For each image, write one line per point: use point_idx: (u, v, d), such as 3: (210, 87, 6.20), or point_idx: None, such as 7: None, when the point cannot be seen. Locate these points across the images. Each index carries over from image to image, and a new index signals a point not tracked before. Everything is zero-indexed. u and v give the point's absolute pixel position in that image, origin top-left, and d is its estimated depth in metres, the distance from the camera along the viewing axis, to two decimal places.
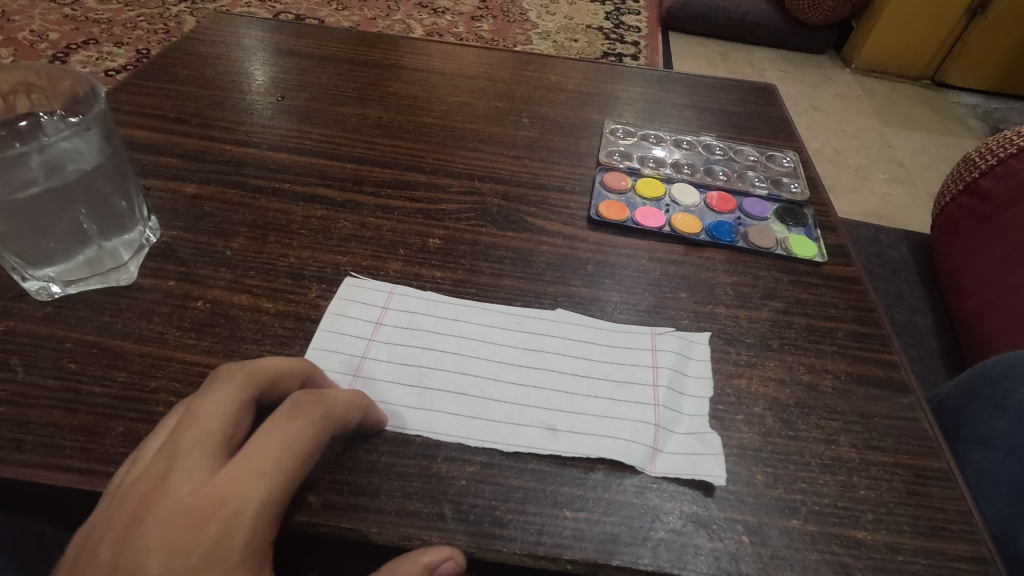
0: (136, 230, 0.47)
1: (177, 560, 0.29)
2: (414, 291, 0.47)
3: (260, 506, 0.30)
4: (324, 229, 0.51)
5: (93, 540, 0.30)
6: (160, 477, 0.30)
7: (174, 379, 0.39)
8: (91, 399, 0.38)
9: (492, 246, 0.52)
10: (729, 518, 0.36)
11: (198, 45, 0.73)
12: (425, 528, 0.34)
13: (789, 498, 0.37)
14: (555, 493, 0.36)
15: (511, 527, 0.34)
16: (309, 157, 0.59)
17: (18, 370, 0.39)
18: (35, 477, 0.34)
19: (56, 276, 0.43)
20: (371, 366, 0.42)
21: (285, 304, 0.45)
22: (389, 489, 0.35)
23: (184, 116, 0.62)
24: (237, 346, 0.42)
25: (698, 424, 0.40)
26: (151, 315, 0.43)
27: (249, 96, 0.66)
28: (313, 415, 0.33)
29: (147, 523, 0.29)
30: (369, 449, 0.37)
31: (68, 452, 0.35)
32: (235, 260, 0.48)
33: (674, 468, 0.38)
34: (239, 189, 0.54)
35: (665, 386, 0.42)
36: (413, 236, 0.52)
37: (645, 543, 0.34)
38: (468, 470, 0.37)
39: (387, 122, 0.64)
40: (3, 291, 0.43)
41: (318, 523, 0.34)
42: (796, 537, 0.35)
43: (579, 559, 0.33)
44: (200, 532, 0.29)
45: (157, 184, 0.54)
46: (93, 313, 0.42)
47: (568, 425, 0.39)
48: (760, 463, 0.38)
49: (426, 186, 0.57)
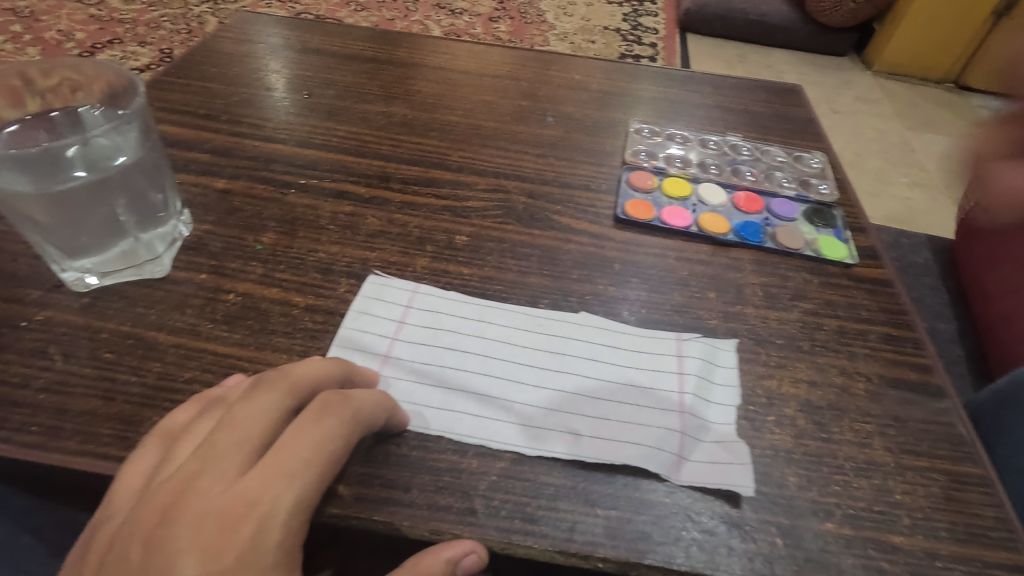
0: (169, 224, 0.48)
1: (211, 560, 0.29)
2: (437, 291, 0.47)
3: (294, 506, 0.31)
4: (351, 225, 0.52)
5: (124, 539, 0.30)
6: (194, 477, 0.31)
7: (207, 371, 0.40)
8: (127, 388, 0.38)
9: (519, 243, 0.52)
10: (762, 519, 0.35)
11: (226, 43, 0.74)
12: (456, 522, 0.34)
13: (823, 501, 0.36)
14: (586, 491, 0.36)
15: (543, 524, 0.34)
16: (336, 154, 0.59)
17: (56, 359, 0.39)
18: (73, 464, 0.34)
19: (92, 267, 0.44)
20: (393, 366, 0.42)
21: (314, 299, 0.45)
22: (420, 483, 0.35)
23: (213, 112, 0.63)
24: (268, 339, 0.42)
25: (724, 433, 0.39)
26: (184, 307, 0.43)
27: (276, 93, 0.67)
28: (343, 417, 0.34)
29: (180, 523, 0.30)
30: (399, 443, 0.37)
31: (105, 440, 0.36)
32: (264, 254, 0.48)
33: (700, 477, 0.37)
34: (268, 185, 0.55)
35: (691, 393, 0.41)
36: (440, 233, 0.52)
37: (677, 542, 0.34)
38: (498, 466, 0.37)
39: (413, 120, 0.65)
40: (41, 281, 0.44)
41: (351, 515, 0.34)
42: (831, 541, 0.35)
43: (611, 557, 0.33)
44: (234, 532, 0.30)
45: (188, 179, 0.55)
46: (128, 304, 0.43)
47: (591, 430, 0.39)
48: (792, 465, 0.38)
49: (452, 183, 0.57)
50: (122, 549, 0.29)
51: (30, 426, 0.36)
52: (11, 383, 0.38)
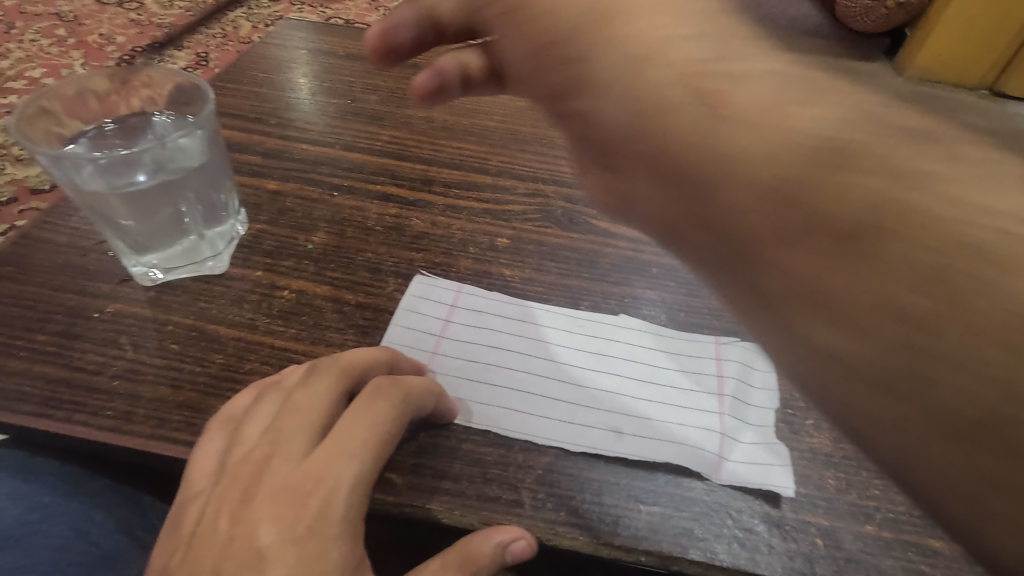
0: (229, 223, 0.50)
1: (284, 532, 0.31)
2: (481, 291, 0.48)
3: (355, 481, 0.32)
4: (397, 227, 0.54)
5: (210, 515, 0.32)
6: (265, 459, 0.33)
7: (266, 363, 0.42)
8: (193, 377, 0.40)
9: (558, 246, 0.53)
10: (801, 520, 0.36)
11: (273, 49, 0.77)
12: (504, 512, 0.35)
13: (862, 504, 0.37)
14: (629, 487, 0.37)
15: (588, 517, 0.36)
16: (380, 158, 0.61)
17: (127, 349, 0.42)
18: (146, 447, 0.37)
19: (158, 263, 0.46)
20: (441, 362, 0.43)
21: (364, 297, 0.47)
22: (469, 474, 0.37)
23: (262, 116, 0.66)
24: (322, 334, 0.44)
25: (764, 434, 0.40)
26: (242, 302, 0.46)
27: (321, 98, 0.69)
28: (394, 399, 0.35)
29: (257, 499, 0.32)
30: (448, 436, 0.39)
31: (175, 425, 0.38)
32: (316, 253, 0.50)
33: (741, 476, 0.38)
34: (317, 186, 0.57)
35: (730, 395, 0.42)
36: (482, 235, 0.54)
37: (718, 539, 0.35)
38: (543, 461, 0.38)
39: (453, 125, 0.66)
40: (110, 276, 0.47)
41: (404, 503, 0.35)
42: (871, 542, 0.35)
43: (654, 550, 0.34)
44: (303, 506, 0.31)
45: (241, 179, 0.57)
46: (190, 299, 0.45)
47: (633, 429, 0.40)
48: (831, 468, 0.39)
49: (492, 187, 0.59)
50: (209, 525, 0.32)
51: (105, 411, 0.38)
52: (87, 370, 0.40)
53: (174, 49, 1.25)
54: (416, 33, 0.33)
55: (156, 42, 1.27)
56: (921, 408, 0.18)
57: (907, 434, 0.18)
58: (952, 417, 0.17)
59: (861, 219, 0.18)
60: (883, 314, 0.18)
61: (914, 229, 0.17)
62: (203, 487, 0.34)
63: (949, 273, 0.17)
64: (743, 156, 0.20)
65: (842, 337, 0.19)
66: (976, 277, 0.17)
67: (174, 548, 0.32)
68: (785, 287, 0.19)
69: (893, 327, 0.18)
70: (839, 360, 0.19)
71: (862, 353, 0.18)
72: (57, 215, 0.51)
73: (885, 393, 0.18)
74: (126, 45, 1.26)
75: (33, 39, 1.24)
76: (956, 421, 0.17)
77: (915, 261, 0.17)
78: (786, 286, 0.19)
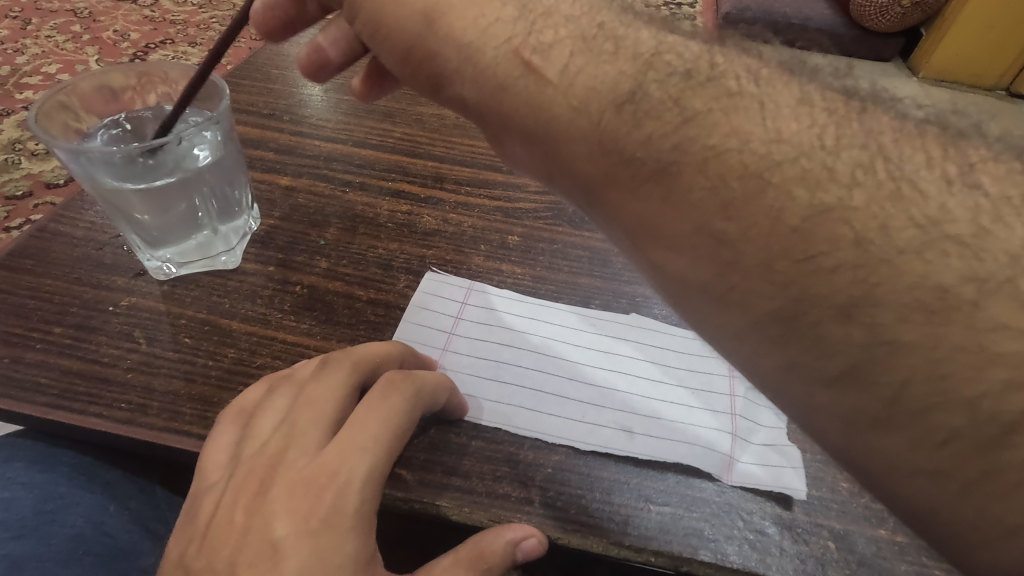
0: (242, 218, 0.50)
1: (298, 524, 0.31)
2: (492, 288, 0.49)
3: (368, 475, 0.32)
4: (409, 223, 0.54)
5: (226, 506, 0.33)
6: (280, 452, 0.33)
7: (278, 357, 0.42)
8: (206, 370, 0.41)
9: (570, 245, 0.53)
10: (814, 522, 0.36)
11: (286, 46, 0.77)
12: (514, 510, 0.35)
13: (876, 507, 0.37)
14: (639, 486, 0.37)
15: (597, 516, 0.35)
16: (391, 154, 0.61)
17: (141, 342, 0.42)
18: (160, 439, 0.37)
19: (171, 257, 0.47)
20: (452, 359, 0.43)
21: (375, 293, 0.47)
22: (479, 471, 0.37)
23: (275, 113, 0.66)
24: (333, 329, 0.44)
25: (776, 435, 0.40)
26: (254, 297, 0.46)
27: (333, 94, 0.69)
28: (406, 393, 0.35)
29: (272, 491, 0.32)
30: (458, 432, 0.39)
31: (189, 418, 0.38)
32: (328, 249, 0.50)
33: (752, 477, 0.38)
34: (329, 182, 0.57)
35: (741, 396, 0.42)
36: (493, 233, 0.54)
37: (730, 540, 0.35)
38: (553, 459, 0.38)
39: (464, 123, 0.66)
40: (125, 269, 0.47)
41: (414, 499, 0.35)
42: (884, 546, 0.35)
43: (664, 551, 0.34)
44: (317, 500, 0.31)
45: (255, 175, 0.58)
46: (203, 293, 0.46)
47: (644, 428, 0.40)
48: (844, 470, 0.38)
49: (504, 185, 0.59)
50: (225, 516, 0.32)
51: (120, 403, 0.39)
52: (102, 362, 0.41)
53: (187, 46, 1.26)
54: (342, 50, 0.40)
55: (169, 39, 1.28)
56: (794, 353, 0.25)
57: (780, 379, 0.26)
58: (829, 366, 0.24)
59: (744, 211, 0.25)
60: (754, 281, 0.25)
61: (766, 218, 0.24)
62: (219, 479, 0.34)
63: (792, 249, 0.24)
64: (652, 175, 0.26)
65: (719, 303, 0.26)
66: (829, 246, 0.23)
67: (191, 538, 0.33)
68: (679, 275, 0.27)
69: (757, 293, 0.25)
70: (720, 324, 0.27)
71: (740, 315, 0.26)
72: (74, 209, 0.52)
73: (765, 346, 0.25)
74: (140, 41, 1.27)
75: (49, 35, 1.26)
76: (808, 362, 0.25)
77: (769, 241, 0.24)
78: (681, 270, 0.27)
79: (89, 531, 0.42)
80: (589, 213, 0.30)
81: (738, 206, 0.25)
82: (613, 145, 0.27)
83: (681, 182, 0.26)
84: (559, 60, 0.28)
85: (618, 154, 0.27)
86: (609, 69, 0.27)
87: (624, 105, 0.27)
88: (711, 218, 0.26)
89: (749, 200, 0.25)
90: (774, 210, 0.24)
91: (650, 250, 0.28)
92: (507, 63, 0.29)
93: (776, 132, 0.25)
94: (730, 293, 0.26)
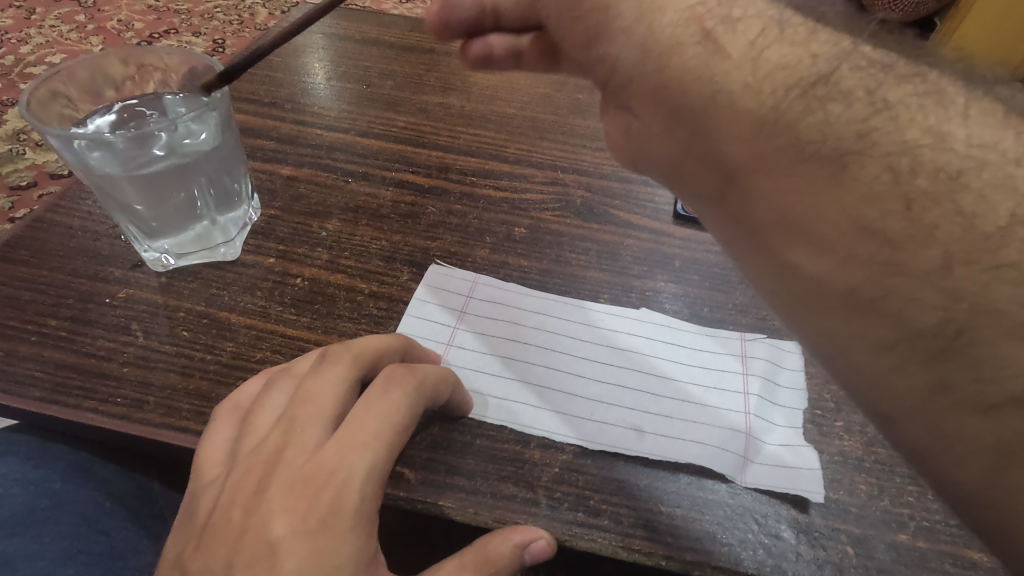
0: (241, 208, 0.49)
1: (297, 523, 0.30)
2: (497, 282, 0.47)
3: (368, 474, 0.31)
4: (412, 215, 0.52)
5: (224, 504, 0.31)
6: (280, 449, 0.32)
7: (278, 351, 0.41)
8: (204, 365, 0.40)
9: (578, 237, 0.52)
10: (831, 527, 0.35)
11: (288, 34, 0.76)
12: (520, 511, 0.34)
13: (896, 511, 0.35)
14: (649, 488, 0.36)
15: (606, 518, 0.34)
16: (395, 144, 0.60)
17: (138, 335, 0.41)
18: (156, 436, 0.36)
19: (170, 248, 0.46)
20: (456, 355, 0.42)
21: (378, 286, 0.46)
22: (484, 471, 0.36)
23: (277, 101, 0.65)
24: (334, 323, 0.43)
25: (790, 436, 0.39)
26: (254, 290, 0.45)
27: (334, 83, 0.68)
28: (407, 388, 0.34)
29: (270, 489, 0.31)
30: (462, 430, 0.38)
31: (185, 414, 0.37)
32: (329, 241, 0.49)
33: (766, 479, 0.36)
34: (331, 172, 0.56)
35: (755, 395, 0.41)
36: (499, 225, 0.52)
37: (743, 544, 0.34)
38: (561, 459, 0.37)
39: (469, 112, 0.65)
40: (122, 261, 0.46)
41: (416, 499, 0.34)
42: (905, 553, 0.34)
43: (675, 555, 0.33)
44: (316, 499, 0.30)
45: (255, 165, 0.56)
46: (202, 285, 0.45)
47: (654, 428, 0.39)
48: (862, 473, 0.37)
49: (510, 175, 0.57)
50: (223, 515, 0.31)
51: (115, 398, 0.38)
52: (98, 356, 0.40)
53: (192, 36, 1.24)
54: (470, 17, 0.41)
55: (175, 29, 1.27)
56: (947, 372, 0.22)
57: (924, 404, 0.23)
58: (991, 394, 0.21)
59: (927, 209, 0.21)
60: (920, 291, 0.22)
61: (958, 222, 0.21)
62: (218, 475, 0.33)
63: (981, 258, 0.21)
64: (823, 161, 0.23)
65: (862, 313, 0.23)
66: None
67: (189, 537, 0.32)
68: (816, 277, 0.24)
69: (922, 305, 0.22)
70: (867, 335, 0.23)
71: (888, 328, 0.23)
72: (71, 199, 0.51)
73: (914, 367, 0.22)
74: (144, 31, 1.25)
75: (53, 25, 1.25)
76: (961, 383, 0.22)
77: (954, 247, 0.21)
78: (826, 273, 0.24)
79: (82, 529, 0.41)
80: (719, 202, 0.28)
81: (922, 204, 0.22)
82: (776, 126, 0.24)
83: (857, 173, 0.23)
84: (744, 34, 0.25)
85: (779, 135, 0.24)
86: (800, 46, 0.25)
87: (811, 83, 0.24)
88: (886, 217, 0.22)
89: (937, 199, 0.21)
90: (959, 214, 0.21)
91: (786, 245, 0.25)
92: (685, 29, 0.27)
93: (979, 133, 0.22)
94: (881, 301, 0.23)
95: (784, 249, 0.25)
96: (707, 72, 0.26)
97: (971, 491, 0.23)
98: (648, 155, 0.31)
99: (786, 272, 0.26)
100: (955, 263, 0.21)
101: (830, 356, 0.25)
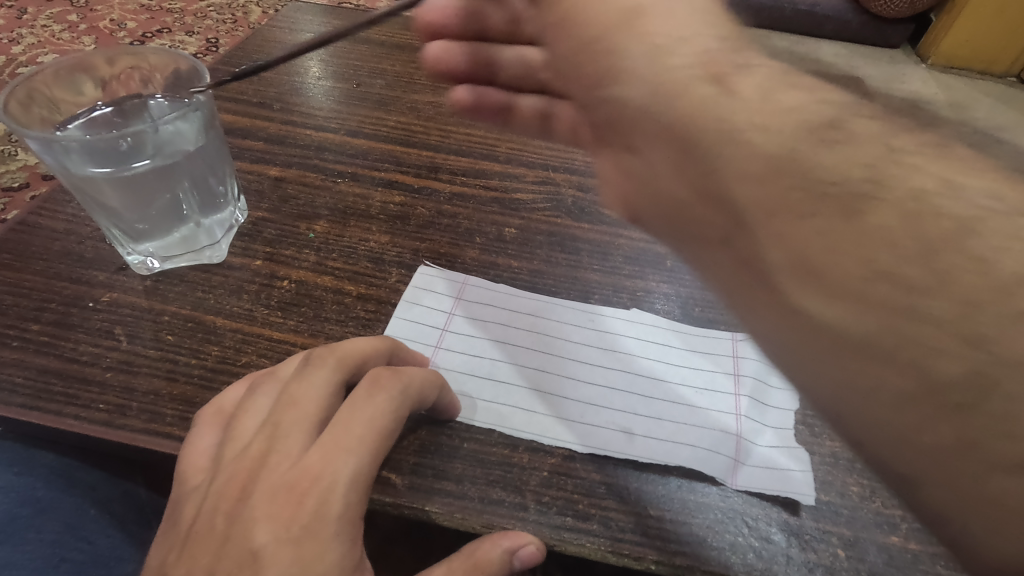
0: (227, 210, 0.48)
1: (280, 531, 0.29)
2: (487, 283, 0.47)
3: (353, 479, 0.31)
4: (402, 215, 0.52)
5: (207, 512, 0.31)
6: (264, 455, 0.32)
7: (264, 355, 0.40)
8: (188, 369, 0.39)
9: (569, 237, 0.51)
10: (822, 529, 0.34)
11: (278, 32, 0.75)
12: (508, 516, 0.34)
13: (888, 513, 0.35)
14: (639, 491, 0.35)
15: (595, 522, 0.34)
16: (385, 144, 0.59)
17: (122, 340, 0.41)
18: (140, 442, 0.36)
19: (154, 251, 0.45)
20: (445, 357, 0.42)
21: (366, 288, 0.45)
22: (472, 475, 0.35)
23: (266, 101, 0.64)
24: (321, 326, 0.42)
25: (782, 437, 0.38)
26: (240, 292, 0.44)
27: (325, 82, 0.67)
28: (393, 391, 0.34)
29: (253, 496, 0.30)
30: (450, 434, 0.37)
31: (169, 420, 0.37)
32: (317, 242, 0.49)
33: (757, 481, 0.36)
34: (320, 173, 0.55)
35: (747, 396, 0.40)
36: (489, 225, 0.52)
37: (734, 548, 0.33)
38: (550, 462, 0.36)
39: (460, 111, 0.64)
40: (107, 264, 0.45)
41: (403, 504, 0.34)
42: (897, 555, 0.33)
43: (666, 559, 0.32)
44: (299, 505, 0.30)
45: (243, 166, 0.56)
46: (188, 288, 0.44)
47: (644, 430, 0.38)
48: (854, 474, 0.37)
49: (501, 175, 0.57)
50: (205, 522, 0.31)
51: (98, 404, 0.37)
52: (81, 361, 0.39)
53: (185, 35, 1.23)
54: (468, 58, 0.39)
55: (167, 28, 1.26)
56: (969, 427, 0.20)
57: (955, 459, 0.20)
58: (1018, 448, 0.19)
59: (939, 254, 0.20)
60: (932, 334, 0.20)
61: (972, 270, 0.20)
62: (202, 482, 0.33)
63: (1009, 302, 0.19)
64: (835, 201, 0.21)
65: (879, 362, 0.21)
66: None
67: (171, 545, 0.31)
68: (831, 324, 0.22)
69: (941, 351, 0.20)
70: (884, 386, 0.21)
71: (906, 382, 0.21)
72: (55, 202, 0.50)
73: (945, 417, 0.20)
74: (137, 31, 1.24)
75: (45, 25, 1.24)
76: (985, 439, 0.20)
77: (973, 291, 0.20)
78: (841, 319, 0.21)
79: (66, 537, 0.41)
80: (714, 251, 0.25)
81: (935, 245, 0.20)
82: (789, 166, 0.22)
83: (870, 216, 0.21)
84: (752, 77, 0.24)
85: (796, 176, 0.22)
86: (808, 93, 0.24)
87: (820, 126, 0.23)
88: (901, 261, 0.20)
89: (946, 241, 0.20)
90: (969, 260, 0.20)
91: (796, 288, 0.22)
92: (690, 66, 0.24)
93: (988, 189, 0.21)
94: (899, 350, 0.20)
95: (792, 291, 0.22)
96: (717, 109, 0.23)
97: (1004, 556, 0.21)
98: (637, 199, 0.27)
99: (795, 320, 0.22)
100: (982, 306, 0.20)
101: (845, 413, 0.22)
